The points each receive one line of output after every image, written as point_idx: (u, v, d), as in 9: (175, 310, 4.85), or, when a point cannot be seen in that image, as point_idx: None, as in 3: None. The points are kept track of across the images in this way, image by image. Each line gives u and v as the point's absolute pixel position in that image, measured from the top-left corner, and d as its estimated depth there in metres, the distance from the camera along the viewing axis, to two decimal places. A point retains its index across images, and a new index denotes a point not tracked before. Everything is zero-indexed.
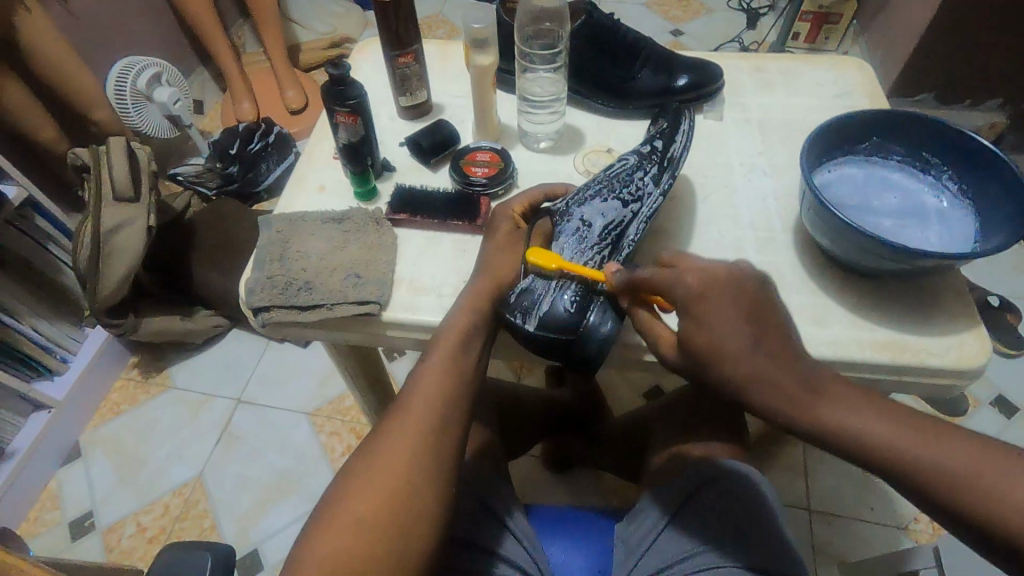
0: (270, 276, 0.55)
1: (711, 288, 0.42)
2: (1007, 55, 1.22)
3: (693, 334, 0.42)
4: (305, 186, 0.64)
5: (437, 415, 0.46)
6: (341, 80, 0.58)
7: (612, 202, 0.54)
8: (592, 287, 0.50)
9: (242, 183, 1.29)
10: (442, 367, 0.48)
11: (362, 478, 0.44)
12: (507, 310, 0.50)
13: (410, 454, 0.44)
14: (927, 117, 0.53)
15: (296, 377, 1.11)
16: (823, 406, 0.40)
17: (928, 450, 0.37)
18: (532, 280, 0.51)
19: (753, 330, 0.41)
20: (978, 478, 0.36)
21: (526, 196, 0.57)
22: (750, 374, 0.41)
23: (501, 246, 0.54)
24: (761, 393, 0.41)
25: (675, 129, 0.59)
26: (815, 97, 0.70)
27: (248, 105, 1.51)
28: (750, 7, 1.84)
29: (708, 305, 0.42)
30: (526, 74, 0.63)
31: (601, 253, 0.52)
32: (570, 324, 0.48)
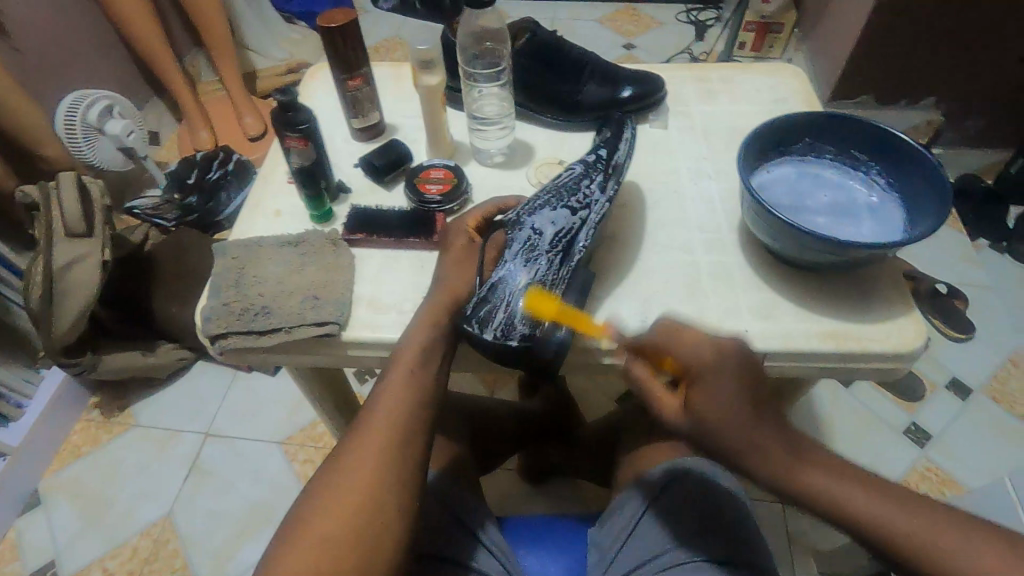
0: (227, 303, 0.54)
1: (716, 352, 0.44)
2: (934, 56, 1.30)
3: (698, 391, 0.43)
4: (260, 212, 0.63)
5: (398, 432, 0.47)
6: (287, 105, 0.58)
7: (560, 210, 0.55)
8: (546, 296, 0.51)
9: (202, 213, 1.27)
10: (404, 383, 0.49)
11: (324, 500, 0.43)
12: (463, 322, 0.50)
13: (372, 472, 0.44)
14: (853, 118, 0.56)
15: (266, 406, 1.10)
16: (808, 471, 0.41)
17: (901, 511, 0.40)
18: (486, 291, 0.51)
19: (754, 400, 0.43)
20: (944, 545, 0.38)
21: (480, 209, 0.58)
22: (748, 441, 0.41)
23: (456, 259, 0.55)
24: (758, 463, 0.41)
25: (617, 138, 0.61)
26: (755, 103, 0.74)
27: (206, 134, 1.49)
28: (697, 20, 1.92)
29: (716, 379, 0.43)
30: (472, 92, 0.64)
31: (552, 261, 0.52)
32: (526, 332, 0.49)
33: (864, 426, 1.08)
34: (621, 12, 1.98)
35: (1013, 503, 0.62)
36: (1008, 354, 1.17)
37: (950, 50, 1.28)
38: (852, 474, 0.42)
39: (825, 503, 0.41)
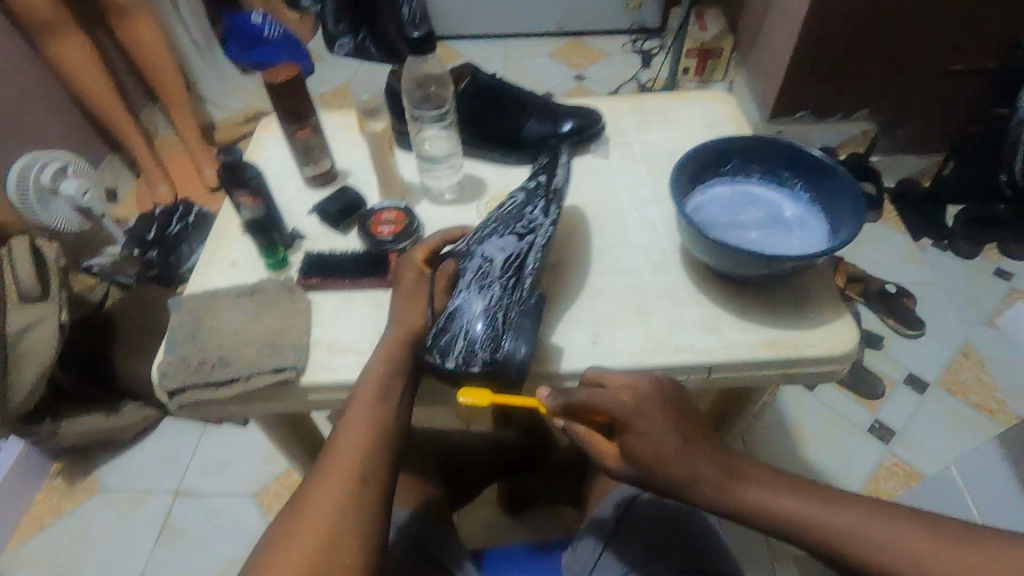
0: (184, 357, 0.55)
1: (637, 392, 0.47)
2: (860, 72, 1.39)
3: (627, 431, 0.46)
4: (216, 264, 0.64)
5: (362, 463, 0.47)
6: (232, 165, 0.63)
7: (507, 236, 0.58)
8: (501, 320, 0.54)
9: (162, 267, 1.25)
10: (367, 413, 0.50)
11: (291, 533, 0.44)
12: (424, 352, 0.53)
13: (339, 505, 0.45)
14: (773, 140, 0.61)
15: (238, 458, 1.08)
16: (743, 488, 0.44)
17: (835, 513, 0.42)
18: (445, 321, 0.54)
19: (681, 432, 0.47)
20: (873, 536, 0.40)
21: (427, 244, 0.60)
22: (686, 470, 0.45)
23: (409, 292, 0.57)
24: (692, 487, 0.45)
25: (555, 163, 0.63)
26: (690, 129, 0.78)
27: (165, 187, 1.49)
28: (642, 49, 2.01)
29: (646, 419, 0.46)
30: (420, 133, 0.67)
31: (505, 285, 0.55)
32: (485, 358, 0.52)
33: (831, 428, 1.11)
34: (570, 45, 2.06)
35: (959, 493, 0.64)
36: (958, 346, 1.22)
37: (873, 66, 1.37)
38: (787, 485, 0.44)
39: (757, 514, 0.44)
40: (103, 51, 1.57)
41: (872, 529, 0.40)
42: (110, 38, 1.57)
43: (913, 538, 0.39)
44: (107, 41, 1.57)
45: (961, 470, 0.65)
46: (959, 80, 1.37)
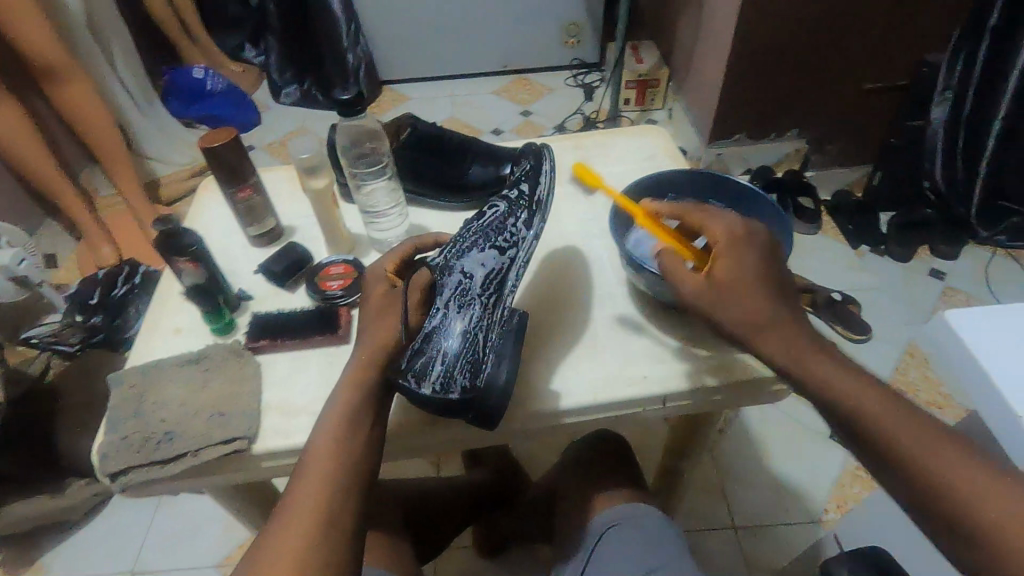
0: (125, 436, 0.53)
1: (750, 233, 0.48)
2: (787, 95, 1.47)
3: (718, 256, 0.48)
4: (159, 333, 0.62)
5: (326, 499, 0.44)
6: (169, 233, 0.59)
7: (489, 250, 0.56)
8: (479, 343, 0.52)
9: (109, 331, 1.20)
10: (332, 443, 0.47)
11: (275, 527, 0.43)
12: (399, 376, 0.50)
13: (299, 546, 0.41)
14: (704, 174, 0.64)
15: (198, 529, 1.02)
16: (813, 363, 0.44)
17: (887, 417, 0.41)
18: (422, 344, 0.51)
19: (776, 282, 0.47)
20: (905, 448, 0.40)
21: (398, 251, 0.61)
22: (762, 313, 0.46)
23: (378, 311, 0.56)
24: (757, 327, 0.46)
25: (537, 173, 0.62)
26: (627, 164, 0.81)
27: (108, 249, 1.45)
28: (584, 83, 2.08)
29: (739, 256, 0.47)
30: (360, 190, 0.67)
31: (485, 304, 0.54)
32: (464, 385, 0.51)
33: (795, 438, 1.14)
34: (515, 82, 2.12)
35: None
36: (903, 347, 1.28)
37: (798, 89, 1.46)
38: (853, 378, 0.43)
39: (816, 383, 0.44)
40: (36, 114, 1.52)
41: (930, 451, 0.39)
42: (42, 101, 1.53)
43: (978, 479, 0.37)
44: (39, 104, 1.53)
45: None
46: (876, 98, 1.47)
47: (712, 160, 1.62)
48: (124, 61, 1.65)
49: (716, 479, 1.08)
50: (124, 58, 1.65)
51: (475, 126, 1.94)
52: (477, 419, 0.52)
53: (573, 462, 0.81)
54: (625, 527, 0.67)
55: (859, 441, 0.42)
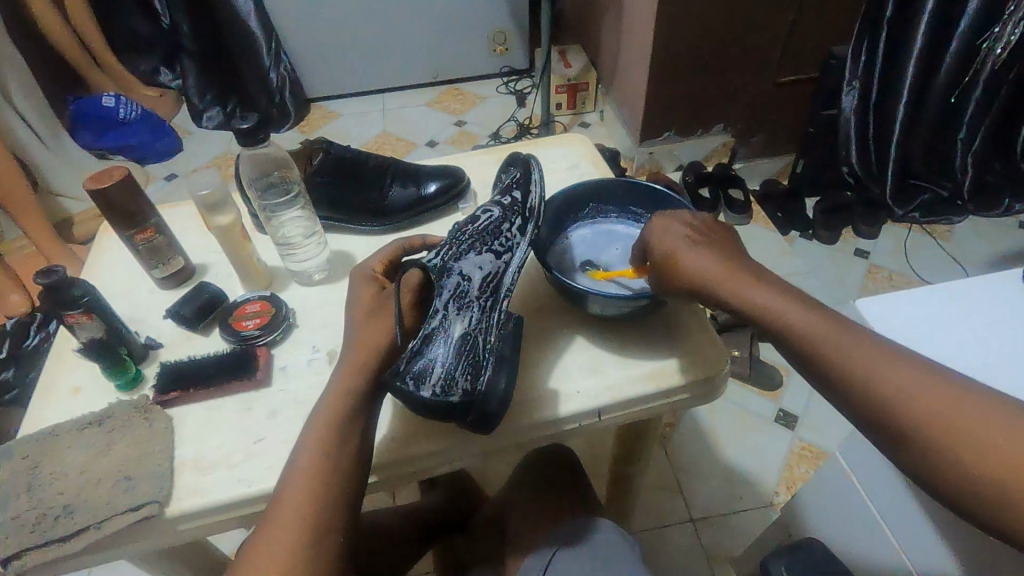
0: (17, 515, 0.48)
1: (678, 211, 0.54)
2: (708, 93, 1.52)
3: (656, 234, 0.52)
4: (55, 395, 0.57)
5: (311, 514, 0.44)
6: (56, 286, 0.53)
7: (488, 253, 0.53)
8: (480, 346, 0.49)
9: (21, 386, 1.11)
10: (319, 450, 0.46)
11: (257, 542, 0.43)
12: (398, 378, 0.47)
13: (281, 559, 0.42)
14: (620, 182, 0.64)
15: None
16: (756, 295, 0.46)
17: (830, 337, 0.43)
18: (422, 345, 0.48)
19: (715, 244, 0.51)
20: (848, 362, 0.41)
21: (384, 253, 0.59)
22: (703, 262, 0.48)
23: (365, 315, 0.53)
24: (709, 277, 0.48)
25: (527, 180, 0.60)
26: (552, 174, 0.81)
27: (17, 296, 1.33)
28: (516, 89, 2.09)
29: (673, 226, 0.52)
30: (272, 223, 0.64)
31: (484, 308, 0.51)
32: (466, 389, 0.48)
33: (741, 426, 1.16)
34: (447, 93, 2.10)
35: (848, 478, 0.64)
36: None
37: (719, 86, 1.50)
38: (797, 303, 0.45)
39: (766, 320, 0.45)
40: None
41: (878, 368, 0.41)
42: None
43: (927, 389, 0.39)
44: None
45: (845, 456, 0.64)
46: (791, 90, 1.53)
47: (644, 158, 1.65)
48: (22, 92, 1.53)
49: (671, 475, 1.09)
50: (22, 89, 1.53)
51: (408, 139, 1.91)
52: (474, 424, 0.50)
53: (523, 476, 0.81)
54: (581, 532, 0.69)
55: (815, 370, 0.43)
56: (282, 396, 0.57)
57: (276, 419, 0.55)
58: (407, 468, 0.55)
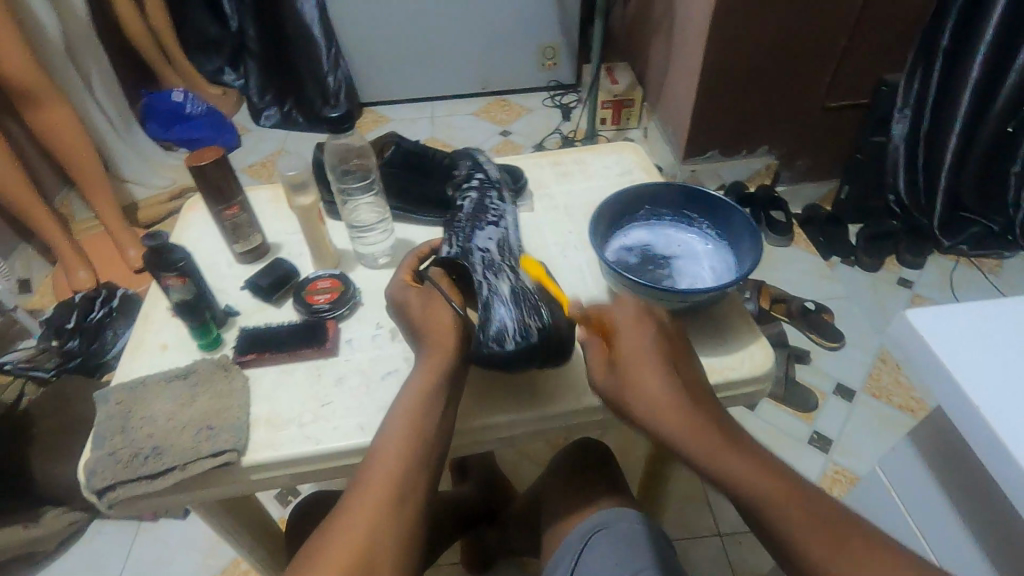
0: (113, 452, 0.53)
1: (651, 321, 0.51)
2: (757, 114, 1.53)
3: (625, 343, 0.50)
4: (145, 350, 0.63)
5: (401, 467, 0.47)
6: (160, 249, 0.60)
7: (488, 227, 0.61)
8: (529, 292, 0.54)
9: (86, 355, 1.18)
10: (401, 447, 0.47)
11: (350, 492, 0.46)
12: (482, 346, 0.53)
13: (377, 511, 0.44)
14: (676, 186, 0.67)
15: (179, 554, 1.02)
16: (713, 445, 0.43)
17: (783, 500, 0.40)
18: (485, 312, 0.53)
19: (677, 373, 0.48)
20: (804, 536, 0.39)
21: (408, 262, 0.61)
22: (651, 389, 0.47)
23: (422, 307, 0.56)
24: (658, 408, 0.46)
25: (479, 163, 0.71)
26: (605, 179, 0.85)
27: (84, 272, 1.42)
28: (561, 103, 2.13)
29: (632, 334, 0.50)
30: (348, 206, 0.70)
31: (512, 266, 0.58)
32: (540, 328, 0.53)
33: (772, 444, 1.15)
34: (494, 104, 2.16)
35: (889, 493, 0.68)
36: (877, 352, 1.29)
37: (767, 108, 1.52)
38: (754, 461, 0.42)
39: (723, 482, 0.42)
40: (10, 137, 1.51)
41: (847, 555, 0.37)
42: (16, 124, 1.52)
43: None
44: (13, 127, 1.51)
45: (886, 471, 0.68)
46: (842, 115, 1.53)
47: (688, 176, 1.66)
48: (101, 84, 1.65)
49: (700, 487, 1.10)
50: (102, 81, 1.65)
51: (455, 145, 1.97)
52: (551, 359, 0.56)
53: (556, 462, 0.83)
54: (613, 524, 0.67)
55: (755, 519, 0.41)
56: (348, 365, 0.61)
57: (342, 385, 0.59)
58: (466, 440, 0.59)
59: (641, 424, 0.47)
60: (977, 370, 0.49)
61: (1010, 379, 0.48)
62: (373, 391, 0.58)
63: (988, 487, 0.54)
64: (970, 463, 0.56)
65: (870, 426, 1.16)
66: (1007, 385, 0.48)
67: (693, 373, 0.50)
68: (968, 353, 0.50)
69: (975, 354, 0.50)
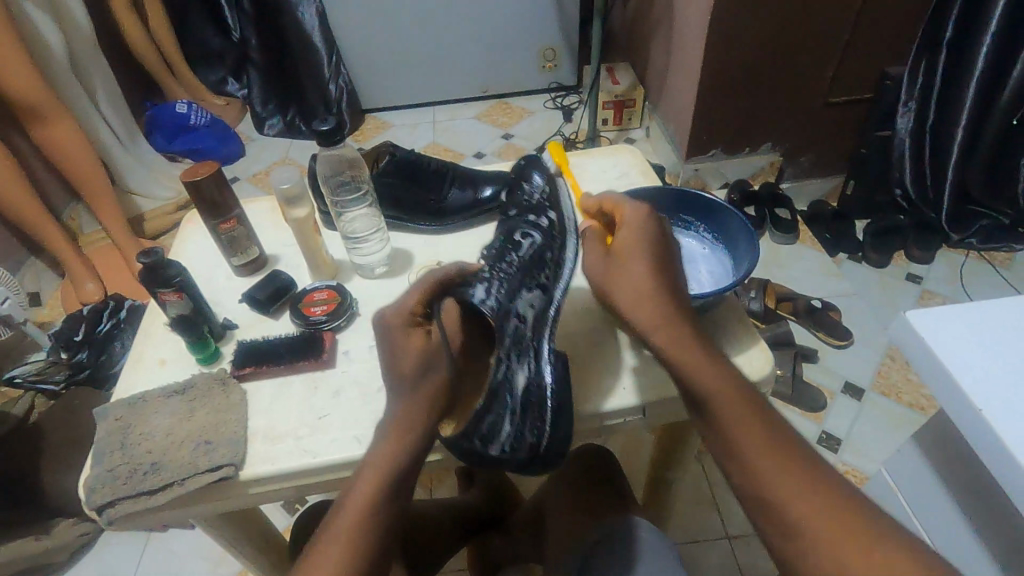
0: (112, 468, 0.53)
1: (655, 224, 0.53)
2: (758, 111, 1.52)
3: (626, 235, 0.52)
4: (144, 365, 0.63)
5: (380, 500, 0.45)
6: (155, 266, 0.61)
7: (534, 289, 0.57)
8: (542, 399, 0.52)
9: (94, 368, 1.19)
10: (370, 504, 0.45)
11: (328, 522, 0.44)
12: (465, 441, 0.51)
13: (354, 543, 0.43)
14: (669, 189, 0.67)
15: (189, 562, 1.03)
16: (680, 356, 0.47)
17: (741, 432, 0.43)
18: (483, 410, 0.51)
19: (667, 269, 0.51)
20: (758, 465, 0.42)
21: (421, 284, 0.53)
22: (638, 288, 0.49)
23: (416, 366, 0.50)
24: (630, 298, 0.49)
25: (555, 198, 0.66)
26: (602, 183, 0.84)
27: (92, 285, 1.43)
28: (562, 105, 2.13)
29: (629, 234, 0.52)
30: (343, 216, 0.70)
31: (538, 344, 0.54)
32: (532, 444, 0.52)
33: None
34: (495, 106, 2.16)
35: (895, 493, 0.67)
36: (885, 349, 1.27)
37: (769, 105, 1.50)
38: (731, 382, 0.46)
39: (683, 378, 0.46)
40: (17, 152, 1.53)
41: (756, 435, 0.43)
42: (24, 140, 1.54)
43: (791, 463, 0.42)
44: (20, 142, 1.53)
45: (890, 471, 0.68)
46: (846, 110, 1.51)
47: (690, 175, 1.66)
48: (106, 98, 1.67)
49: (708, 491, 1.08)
50: (107, 95, 1.67)
51: (457, 149, 1.97)
52: (530, 468, 0.54)
53: (562, 468, 0.82)
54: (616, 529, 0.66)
55: (697, 410, 0.46)
56: (345, 377, 0.61)
57: (339, 398, 0.59)
58: None
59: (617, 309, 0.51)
60: (979, 368, 0.48)
61: (1014, 378, 0.47)
62: (370, 402, 0.58)
63: (992, 487, 0.53)
64: (974, 464, 0.55)
65: (880, 426, 1.14)
66: (1010, 381, 0.47)
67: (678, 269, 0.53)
68: (971, 351, 0.50)
69: (978, 355, 0.49)
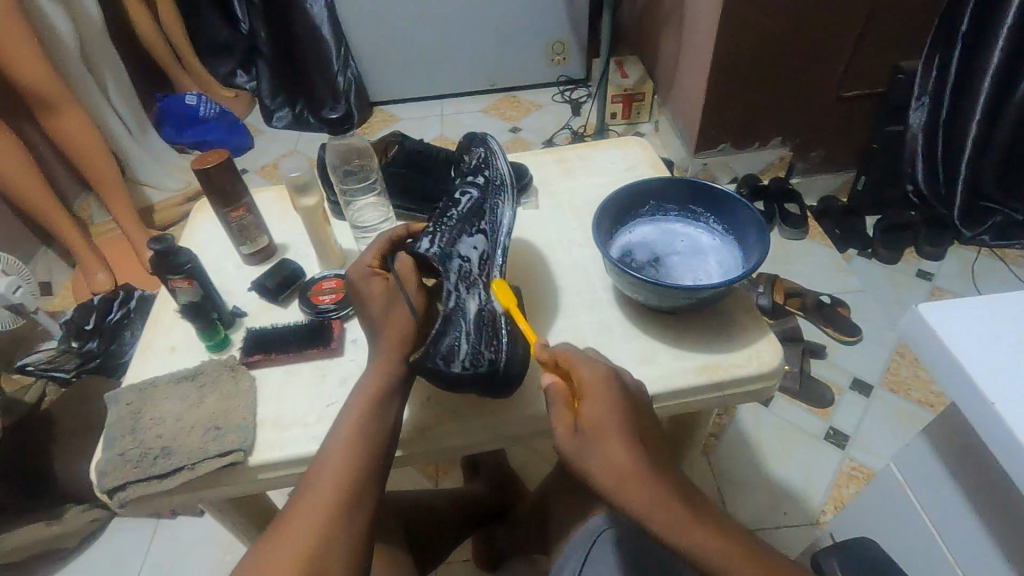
0: (123, 452, 0.54)
1: (615, 387, 0.46)
2: (768, 106, 1.50)
3: (593, 409, 0.45)
4: (155, 351, 0.64)
5: (355, 461, 0.48)
6: (166, 253, 0.61)
7: (474, 234, 0.58)
8: (493, 319, 0.55)
9: (104, 358, 1.19)
10: (348, 462, 0.47)
11: (304, 485, 0.47)
12: (429, 360, 0.51)
13: (332, 500, 0.45)
14: (680, 180, 0.66)
15: (199, 549, 1.04)
16: (692, 536, 0.42)
17: None
18: (444, 326, 0.51)
19: (645, 442, 0.45)
20: None
21: (375, 246, 0.58)
22: (621, 474, 0.43)
23: (381, 307, 0.55)
24: (624, 489, 0.42)
25: (489, 157, 0.66)
26: (611, 174, 0.84)
27: (103, 275, 1.44)
28: (571, 99, 2.11)
29: (597, 403, 0.45)
30: (352, 206, 0.71)
31: (484, 277, 0.57)
32: (492, 361, 0.53)
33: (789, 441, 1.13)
34: (504, 100, 2.15)
35: (904, 490, 0.66)
36: (895, 346, 1.26)
37: (779, 99, 1.49)
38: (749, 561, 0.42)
39: (691, 557, 0.42)
40: (28, 143, 1.54)
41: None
42: (35, 131, 1.55)
43: None
44: (31, 133, 1.55)
45: (900, 468, 0.67)
46: (858, 104, 1.50)
47: (698, 170, 1.65)
48: (116, 89, 1.67)
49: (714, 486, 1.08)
50: (117, 86, 1.67)
51: None
52: (493, 387, 0.55)
53: (568, 459, 0.82)
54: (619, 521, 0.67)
55: None
56: (353, 365, 0.61)
57: (347, 385, 0.59)
58: (470, 440, 0.59)
59: (601, 488, 0.44)
60: (993, 360, 0.48)
61: None
62: None
63: (1004, 483, 0.53)
64: (987, 461, 0.54)
65: (888, 423, 1.13)
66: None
67: (650, 429, 0.48)
68: (986, 344, 0.49)
69: (990, 347, 0.49)
